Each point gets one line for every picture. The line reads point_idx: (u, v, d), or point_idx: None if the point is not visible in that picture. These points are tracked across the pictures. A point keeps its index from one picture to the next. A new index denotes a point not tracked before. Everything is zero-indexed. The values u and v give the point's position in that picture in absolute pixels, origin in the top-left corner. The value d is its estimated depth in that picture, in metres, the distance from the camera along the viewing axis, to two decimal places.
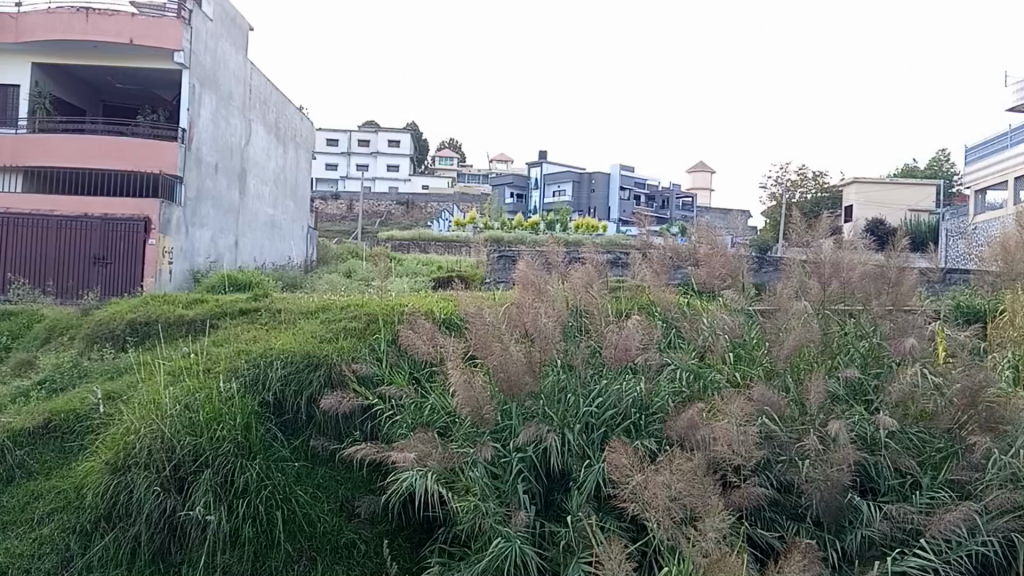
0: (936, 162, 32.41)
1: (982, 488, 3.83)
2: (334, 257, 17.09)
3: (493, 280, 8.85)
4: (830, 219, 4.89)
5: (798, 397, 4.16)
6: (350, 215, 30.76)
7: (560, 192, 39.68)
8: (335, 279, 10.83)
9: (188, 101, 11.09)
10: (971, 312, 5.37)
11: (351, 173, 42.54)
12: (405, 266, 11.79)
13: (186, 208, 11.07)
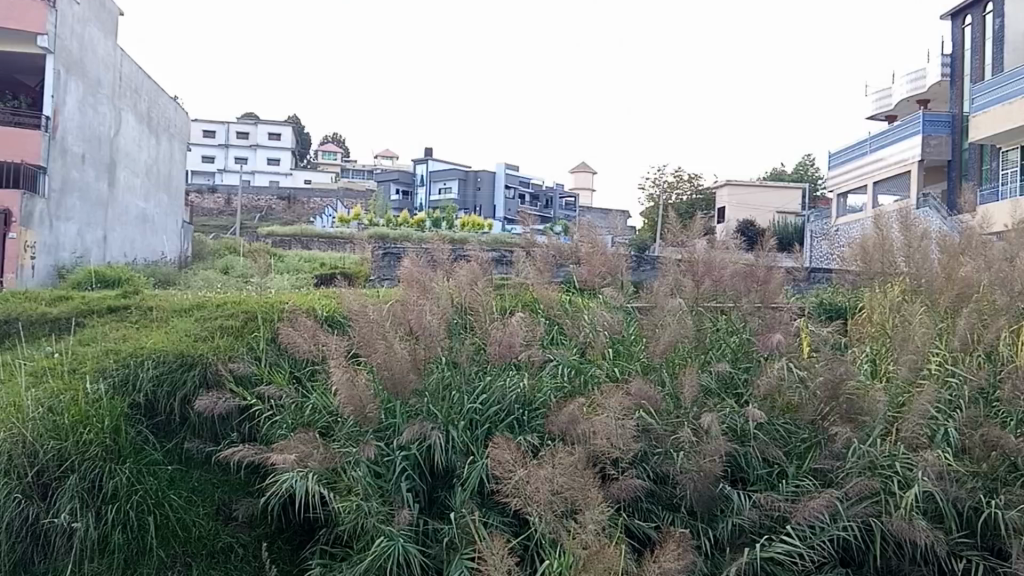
0: (803, 164, 34.08)
1: (843, 476, 3.99)
2: (212, 254, 17.02)
3: (376, 278, 8.78)
4: (704, 221, 5.22)
5: (673, 392, 4.36)
6: (227, 210, 30.06)
7: (446, 190, 40.08)
8: (211, 276, 10.52)
9: (51, 88, 10.51)
10: (833, 309, 5.67)
11: (229, 166, 42.14)
12: (286, 262, 11.61)
13: (49, 200, 10.52)
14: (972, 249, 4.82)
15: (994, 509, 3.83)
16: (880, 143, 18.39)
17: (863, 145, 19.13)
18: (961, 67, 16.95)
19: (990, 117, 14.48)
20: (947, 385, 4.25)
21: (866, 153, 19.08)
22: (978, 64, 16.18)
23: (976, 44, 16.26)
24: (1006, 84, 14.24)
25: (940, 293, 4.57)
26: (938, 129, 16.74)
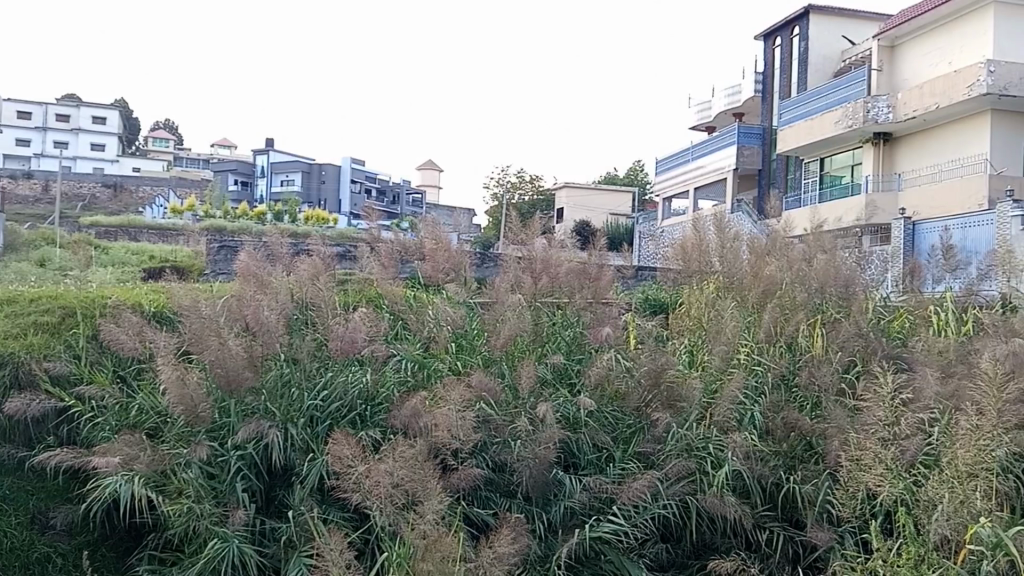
0: (634, 170, 35.83)
1: (663, 458, 4.33)
2: (24, 245, 15.64)
3: (211, 272, 8.50)
4: (542, 221, 5.45)
5: (511, 383, 4.53)
6: (45, 198, 27.61)
7: (288, 182, 39.04)
8: (24, 269, 9.69)
9: None
10: (656, 304, 6.10)
11: (47, 151, 38.83)
12: (111, 255, 10.92)
13: None
14: (777, 250, 5.30)
15: (793, 484, 4.27)
16: (699, 152, 20.00)
17: (686, 152, 20.75)
18: (772, 84, 18.57)
19: (795, 130, 16.52)
20: (753, 373, 4.69)
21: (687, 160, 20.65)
22: (786, 83, 17.81)
23: (784, 64, 17.87)
24: (809, 102, 16.14)
25: (748, 289, 5.09)
26: (750, 141, 18.35)
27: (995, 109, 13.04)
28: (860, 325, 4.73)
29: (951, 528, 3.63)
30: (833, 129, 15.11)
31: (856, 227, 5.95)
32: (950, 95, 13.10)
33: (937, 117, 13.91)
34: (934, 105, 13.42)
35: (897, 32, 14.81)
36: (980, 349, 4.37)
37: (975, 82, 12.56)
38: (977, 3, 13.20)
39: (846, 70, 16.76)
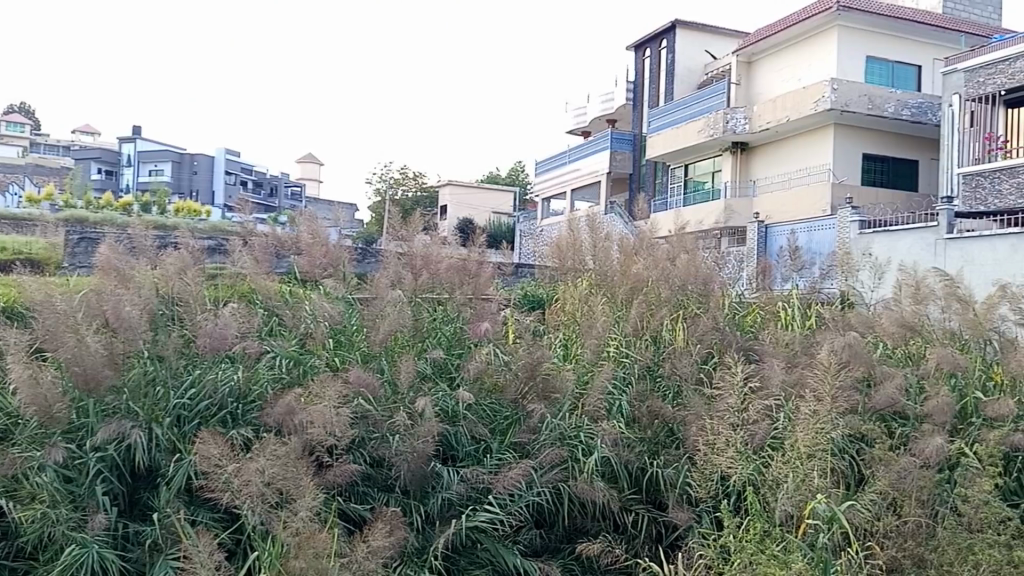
0: (517, 170, 36.34)
1: (538, 447, 4.49)
2: None
3: (68, 264, 8.06)
4: (422, 218, 5.52)
5: (390, 378, 4.56)
6: None
7: (157, 172, 37.07)
8: None
9: None
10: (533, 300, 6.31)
11: None
12: None
13: None
14: (644, 249, 5.62)
15: (657, 468, 4.54)
16: (575, 154, 20.64)
17: (562, 155, 21.36)
18: (642, 94, 19.41)
19: (662, 137, 17.35)
20: (622, 364, 4.95)
21: (564, 163, 21.24)
22: (655, 92, 18.65)
23: (653, 74, 18.72)
24: (675, 112, 17.00)
25: (617, 286, 5.38)
26: (621, 147, 19.14)
27: (839, 123, 14.19)
28: (717, 319, 5.10)
29: (794, 505, 3.99)
30: (697, 139, 16.01)
31: (716, 228, 6.37)
32: (800, 109, 14.13)
33: (788, 129, 14.98)
34: (785, 118, 14.45)
35: (755, 48, 15.84)
36: (820, 341, 4.82)
37: (821, 98, 13.64)
38: (825, 26, 14.33)
39: (708, 82, 17.73)
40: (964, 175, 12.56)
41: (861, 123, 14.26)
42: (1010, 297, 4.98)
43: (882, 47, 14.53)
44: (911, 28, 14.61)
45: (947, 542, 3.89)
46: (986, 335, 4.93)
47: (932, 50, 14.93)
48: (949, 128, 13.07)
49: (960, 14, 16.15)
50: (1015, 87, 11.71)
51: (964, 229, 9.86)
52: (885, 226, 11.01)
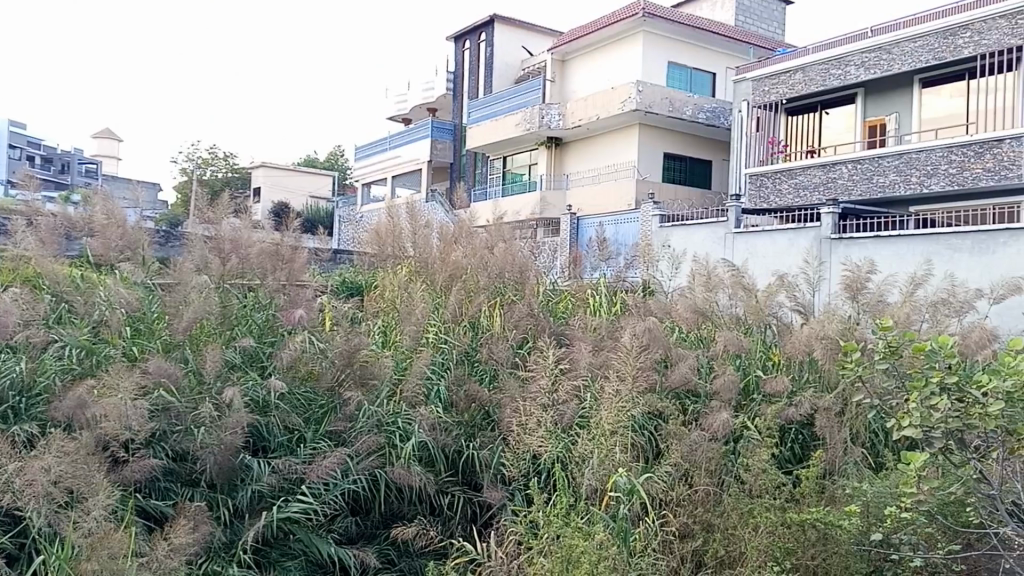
0: (334, 155, 35.73)
1: (354, 435, 4.45)
2: None
3: None
4: (231, 200, 5.34)
5: (195, 368, 4.35)
6: None
7: None
8: None
9: None
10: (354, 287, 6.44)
11: None
12: None
13: None
14: (463, 237, 5.81)
15: (472, 450, 4.63)
16: (397, 142, 21.42)
17: (385, 141, 22.12)
18: (462, 85, 20.61)
19: (482, 129, 18.43)
20: (441, 350, 5.03)
21: (387, 150, 22.06)
22: (474, 84, 19.84)
23: (473, 66, 19.94)
24: (494, 104, 18.14)
25: (437, 273, 5.54)
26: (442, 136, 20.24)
27: (643, 123, 15.57)
28: (532, 306, 5.33)
29: (598, 479, 4.22)
30: (514, 131, 17.18)
31: (532, 219, 6.61)
32: (607, 108, 15.47)
33: (598, 126, 16.29)
34: (595, 115, 15.78)
35: (568, 47, 17.25)
36: (623, 327, 5.15)
37: (627, 99, 14.96)
38: (631, 31, 15.76)
39: (524, 77, 19.16)
40: (751, 175, 13.69)
41: (661, 125, 15.72)
42: (787, 285, 5.57)
43: (682, 55, 16.14)
44: (709, 39, 16.37)
45: (732, 507, 4.24)
46: (765, 320, 5.48)
47: (726, 59, 16.76)
48: (740, 131, 14.52)
49: (747, 27, 17.74)
50: (794, 95, 13.22)
51: (748, 224, 11.13)
52: (681, 220, 12.08)
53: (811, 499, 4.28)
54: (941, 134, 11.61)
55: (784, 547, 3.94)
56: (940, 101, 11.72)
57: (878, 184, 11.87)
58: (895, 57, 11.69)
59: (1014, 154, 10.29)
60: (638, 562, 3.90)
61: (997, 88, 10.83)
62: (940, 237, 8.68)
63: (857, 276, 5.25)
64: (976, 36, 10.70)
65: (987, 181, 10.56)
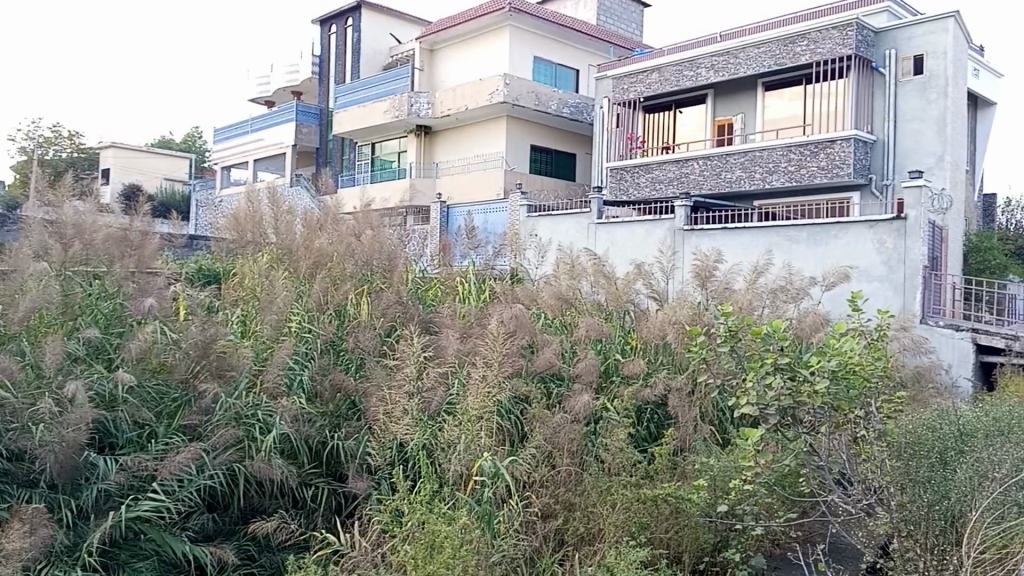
0: (191, 137, 34.04)
1: (210, 429, 4.29)
2: None
3: None
4: (76, 181, 5.04)
5: (34, 362, 4.07)
6: None
7: None
8: None
9: None
10: (210, 274, 6.29)
11: None
12: None
13: None
14: (328, 224, 5.75)
15: (337, 441, 4.57)
16: (260, 124, 20.87)
17: (248, 124, 21.45)
18: (328, 69, 20.21)
19: (348, 114, 18.12)
20: (304, 340, 4.94)
21: (247, 133, 21.50)
22: (340, 68, 19.51)
23: (339, 50, 19.60)
24: (362, 89, 17.90)
25: (300, 260, 5.48)
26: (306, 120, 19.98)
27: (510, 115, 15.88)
28: (400, 294, 5.32)
29: (463, 464, 4.26)
30: (383, 118, 16.98)
31: (401, 206, 6.59)
32: (476, 99, 15.57)
33: (466, 116, 16.45)
34: (464, 106, 15.84)
35: (437, 37, 17.24)
36: (491, 313, 5.24)
37: (495, 91, 15.16)
38: (498, 24, 16.00)
39: (393, 64, 19.07)
40: (612, 169, 14.36)
41: (528, 117, 16.09)
42: (644, 274, 5.87)
43: (548, 50, 16.59)
44: (574, 36, 16.90)
45: (592, 486, 4.44)
46: (624, 305, 5.75)
47: (589, 57, 17.35)
48: (602, 126, 15.02)
49: (608, 27, 18.35)
50: (651, 94, 13.82)
51: (610, 216, 11.53)
52: (548, 211, 12.42)
53: (664, 475, 4.53)
54: (782, 134, 12.43)
55: (638, 522, 4.21)
56: (781, 103, 12.51)
57: (725, 180, 12.68)
58: (741, 61, 12.45)
59: (844, 155, 11.26)
60: (501, 544, 3.99)
61: (830, 93, 11.69)
62: (779, 229, 9.38)
63: (707, 265, 5.59)
64: (812, 44, 11.60)
65: (822, 179, 11.49)
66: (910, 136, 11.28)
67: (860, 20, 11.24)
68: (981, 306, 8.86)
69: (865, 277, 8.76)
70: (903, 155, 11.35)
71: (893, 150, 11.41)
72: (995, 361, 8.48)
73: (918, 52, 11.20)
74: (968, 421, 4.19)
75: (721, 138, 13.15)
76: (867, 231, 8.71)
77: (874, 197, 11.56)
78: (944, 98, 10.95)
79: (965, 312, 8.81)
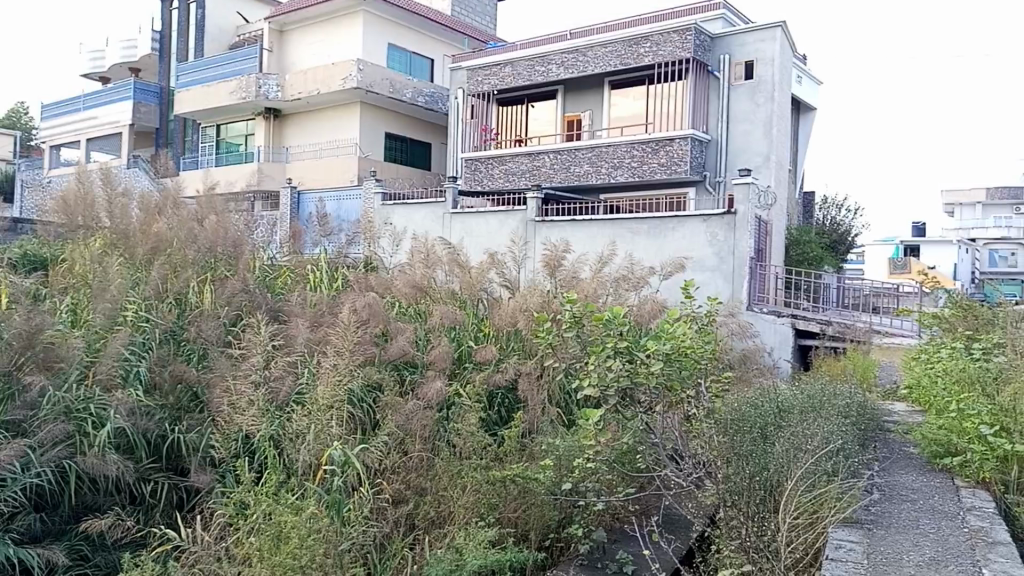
0: (15, 113, 31.18)
1: (37, 424, 4.01)
2: None
3: None
4: None
5: None
6: None
7: None
8: None
9: None
10: (34, 259, 5.93)
11: None
12: None
13: None
14: (168, 207, 5.60)
15: (177, 434, 4.39)
16: (92, 101, 19.77)
17: (79, 101, 20.27)
18: (168, 45, 19.17)
19: (192, 94, 17.33)
20: (141, 330, 4.71)
21: (80, 110, 20.12)
22: (183, 46, 18.53)
23: (181, 26, 18.60)
24: (205, 69, 17.14)
25: (137, 246, 5.24)
26: (147, 99, 18.93)
27: (364, 101, 15.69)
28: (246, 282, 5.19)
29: (312, 454, 4.21)
30: (228, 99, 16.34)
31: (247, 191, 6.43)
32: (328, 83, 15.25)
33: (318, 100, 16.09)
34: (315, 90, 15.50)
35: (286, 18, 16.72)
36: (342, 302, 5.22)
37: (348, 76, 14.89)
38: (351, 9, 15.72)
39: (240, 44, 18.35)
40: (466, 159, 14.45)
41: (381, 103, 15.98)
42: (496, 263, 6.03)
43: (401, 37, 16.51)
44: (427, 25, 16.95)
45: (443, 470, 4.51)
46: (477, 294, 5.86)
47: (443, 48, 17.50)
48: (457, 117, 15.18)
49: (463, 19, 18.49)
50: (504, 87, 14.05)
51: (464, 206, 11.69)
52: (402, 199, 12.49)
53: (513, 457, 4.68)
54: (625, 132, 13.03)
55: (488, 502, 4.33)
56: (627, 102, 13.10)
57: (574, 174, 13.13)
58: (589, 60, 12.92)
59: (681, 153, 11.94)
60: (350, 532, 3.98)
61: (670, 94, 12.36)
62: (622, 221, 9.84)
63: (555, 255, 5.82)
64: (653, 47, 12.20)
65: (662, 175, 12.12)
66: (740, 136, 12.11)
67: (698, 25, 11.92)
68: (800, 294, 9.60)
69: (698, 268, 9.40)
70: (734, 154, 12.18)
71: (726, 149, 12.22)
72: (812, 344, 9.27)
73: (749, 58, 12.03)
74: (786, 399, 4.70)
75: (571, 133, 13.63)
76: (700, 224, 9.31)
77: (709, 192, 12.35)
78: (770, 102, 11.82)
79: (786, 299, 9.60)
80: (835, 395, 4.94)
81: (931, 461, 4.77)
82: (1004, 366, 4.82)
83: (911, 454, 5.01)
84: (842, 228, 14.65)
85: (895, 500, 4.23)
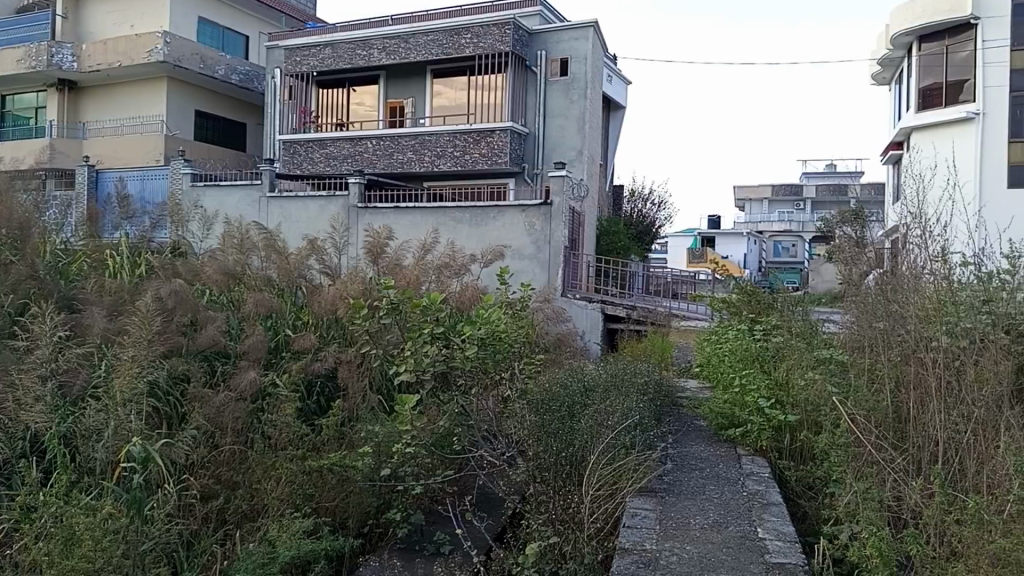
0: None
1: None
2: None
3: None
4: None
5: None
6: None
7: None
8: None
9: None
10: None
11: None
12: None
13: None
14: None
15: None
16: None
17: None
18: None
19: None
20: None
21: None
22: None
23: None
24: None
25: None
26: None
27: (172, 76, 14.79)
28: (34, 267, 4.79)
29: (109, 451, 3.95)
30: (16, 68, 14.88)
31: (31, 168, 5.94)
32: (131, 55, 14.22)
33: (121, 73, 14.98)
34: (116, 62, 14.40)
35: None
36: (145, 288, 4.95)
37: (154, 49, 13.97)
38: None
39: (30, 7, 16.69)
40: (285, 142, 13.98)
41: (192, 80, 15.13)
42: (316, 250, 5.92)
43: (213, 12, 15.70)
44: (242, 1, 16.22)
45: (256, 462, 4.39)
46: (295, 281, 5.75)
47: (259, 25, 16.86)
48: (273, 97, 14.56)
49: None
50: (324, 69, 13.70)
51: (283, 189, 11.38)
52: (214, 180, 11.96)
53: (331, 445, 4.62)
54: (447, 121, 13.16)
55: (304, 492, 4.25)
56: (448, 91, 13.25)
57: (397, 161, 13.10)
58: (411, 47, 12.91)
59: (501, 144, 12.25)
60: (152, 530, 3.77)
61: (489, 85, 12.61)
62: (445, 210, 9.96)
63: (377, 242, 5.80)
64: (475, 38, 12.40)
65: (483, 165, 12.37)
66: (555, 130, 12.57)
67: (516, 20, 12.24)
68: (608, 281, 10.13)
69: (517, 255, 9.71)
70: (551, 147, 12.62)
71: (542, 142, 12.64)
72: (619, 327, 9.79)
73: (564, 55, 12.51)
74: (591, 377, 4.99)
75: (393, 119, 13.59)
76: (519, 214, 9.62)
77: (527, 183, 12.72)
78: (583, 100, 12.35)
79: (597, 285, 10.11)
80: (635, 373, 5.32)
81: (717, 432, 5.24)
82: (782, 345, 5.37)
83: (700, 428, 5.46)
84: (647, 220, 15.59)
85: (686, 469, 4.61)
